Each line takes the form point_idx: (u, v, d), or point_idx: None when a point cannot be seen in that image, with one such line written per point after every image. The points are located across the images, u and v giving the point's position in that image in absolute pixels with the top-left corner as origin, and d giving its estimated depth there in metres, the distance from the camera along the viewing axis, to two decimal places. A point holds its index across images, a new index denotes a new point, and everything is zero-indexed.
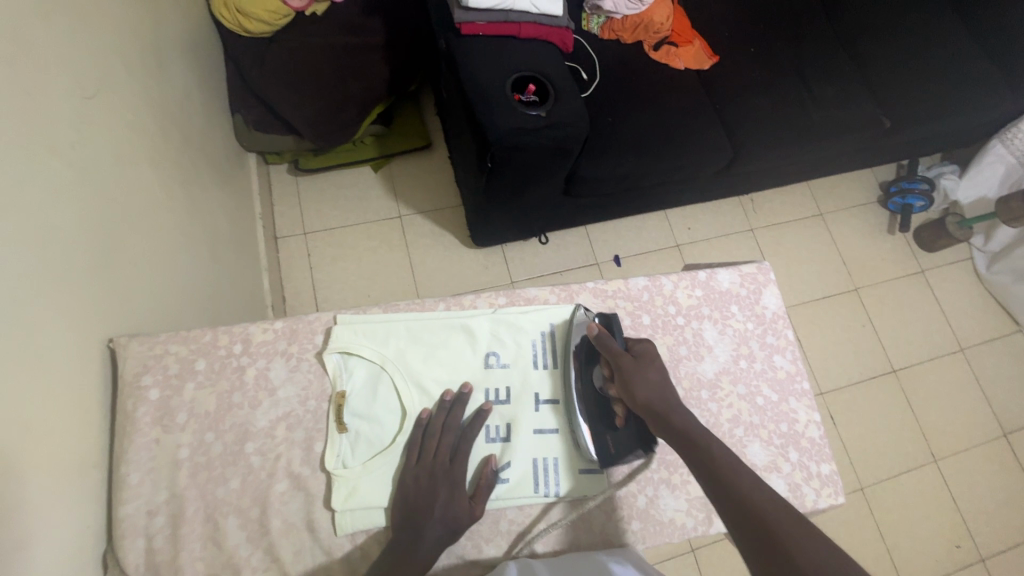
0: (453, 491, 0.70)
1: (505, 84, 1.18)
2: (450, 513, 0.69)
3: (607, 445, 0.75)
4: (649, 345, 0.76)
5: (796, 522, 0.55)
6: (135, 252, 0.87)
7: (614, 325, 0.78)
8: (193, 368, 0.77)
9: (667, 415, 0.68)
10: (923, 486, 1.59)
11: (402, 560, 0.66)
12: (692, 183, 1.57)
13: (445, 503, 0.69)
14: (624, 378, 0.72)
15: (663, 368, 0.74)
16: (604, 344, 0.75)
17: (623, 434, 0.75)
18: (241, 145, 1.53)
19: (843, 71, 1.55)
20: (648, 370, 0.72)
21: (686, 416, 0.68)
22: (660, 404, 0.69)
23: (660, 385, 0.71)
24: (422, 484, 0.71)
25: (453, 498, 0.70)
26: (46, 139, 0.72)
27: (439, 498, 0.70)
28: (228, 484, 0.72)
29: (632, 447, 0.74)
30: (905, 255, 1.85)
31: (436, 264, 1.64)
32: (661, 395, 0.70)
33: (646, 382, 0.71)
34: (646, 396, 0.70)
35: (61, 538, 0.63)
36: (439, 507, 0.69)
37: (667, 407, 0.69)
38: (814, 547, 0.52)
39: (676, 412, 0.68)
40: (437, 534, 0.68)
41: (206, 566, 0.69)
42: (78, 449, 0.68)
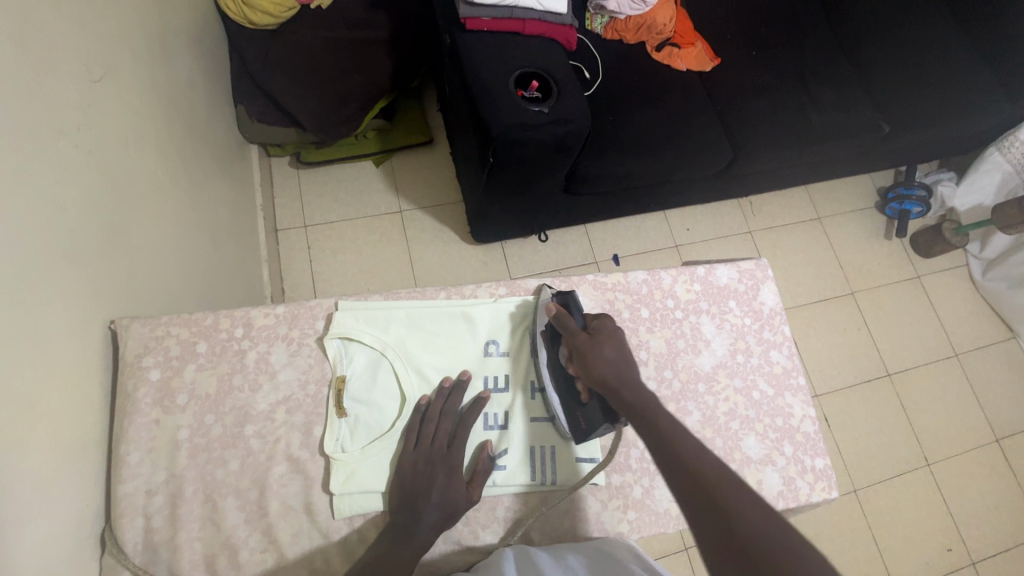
0: (450, 475, 0.71)
1: (508, 80, 1.19)
2: (447, 497, 0.69)
3: (579, 419, 0.73)
4: (608, 318, 0.75)
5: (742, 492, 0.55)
6: (138, 236, 0.88)
7: (572, 304, 0.77)
8: (194, 350, 0.77)
9: (623, 386, 0.67)
10: (915, 489, 1.60)
11: (399, 543, 0.66)
12: (691, 184, 1.58)
13: (442, 487, 0.70)
14: (580, 353, 0.71)
15: (620, 339, 0.72)
16: (561, 322, 0.75)
17: (589, 409, 0.72)
18: (243, 136, 1.53)
19: (843, 76, 1.56)
20: (604, 343, 0.71)
21: (641, 390, 0.67)
22: (614, 377, 0.68)
23: (617, 359, 0.69)
24: (420, 469, 0.71)
25: (449, 484, 0.70)
26: (54, 120, 0.72)
27: (437, 481, 0.70)
28: (228, 466, 0.73)
29: (599, 421, 0.71)
30: (901, 260, 1.87)
31: (436, 258, 1.65)
32: (617, 368, 0.68)
33: (601, 356, 0.70)
34: (601, 368, 0.68)
35: (58, 516, 0.63)
36: (435, 492, 0.69)
37: (621, 380, 0.68)
38: (756, 518, 0.52)
39: (632, 386, 0.67)
40: (434, 518, 0.68)
41: (204, 546, 0.69)
42: (78, 428, 0.68)
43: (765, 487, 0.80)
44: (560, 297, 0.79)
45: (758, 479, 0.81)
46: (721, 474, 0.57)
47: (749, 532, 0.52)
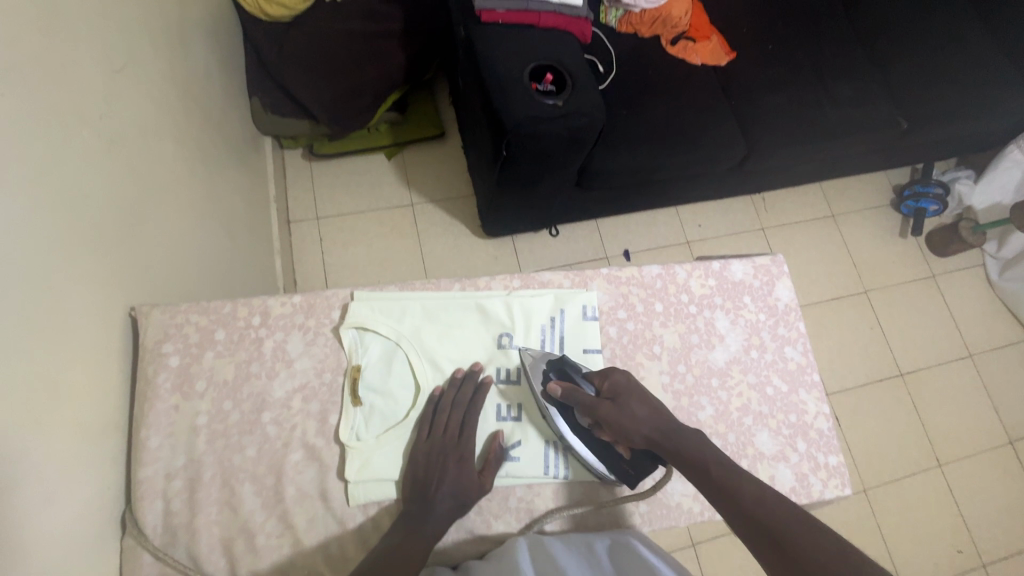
0: (461, 466, 0.71)
1: (523, 73, 1.18)
2: (459, 488, 0.70)
3: (623, 467, 0.76)
4: (616, 373, 0.76)
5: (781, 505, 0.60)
6: (157, 225, 0.89)
7: (569, 370, 0.77)
8: (212, 337, 0.78)
9: (669, 437, 0.69)
10: (926, 490, 1.59)
11: (412, 531, 0.67)
12: (704, 179, 1.57)
13: (454, 479, 0.70)
14: (615, 422, 0.72)
15: (642, 395, 0.74)
16: (575, 399, 0.74)
17: (636, 455, 0.75)
18: (258, 127, 1.54)
19: (861, 71, 1.54)
20: (633, 405, 0.72)
21: (689, 436, 0.69)
22: (658, 433, 0.70)
23: (650, 417, 0.71)
24: (433, 461, 0.72)
25: (462, 476, 0.71)
26: (79, 109, 0.73)
27: (449, 473, 0.71)
28: (245, 452, 0.74)
29: (649, 461, 0.75)
30: (916, 259, 1.85)
31: (447, 252, 1.65)
32: (654, 424, 0.71)
33: (637, 418, 0.71)
34: (646, 431, 0.70)
35: (81, 497, 0.64)
36: (448, 484, 0.70)
37: (665, 434, 0.70)
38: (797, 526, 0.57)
39: (677, 432, 0.70)
40: (447, 509, 0.69)
41: (222, 530, 0.71)
42: (100, 412, 0.69)
43: (777, 482, 0.80)
44: (551, 369, 0.78)
45: (770, 475, 0.80)
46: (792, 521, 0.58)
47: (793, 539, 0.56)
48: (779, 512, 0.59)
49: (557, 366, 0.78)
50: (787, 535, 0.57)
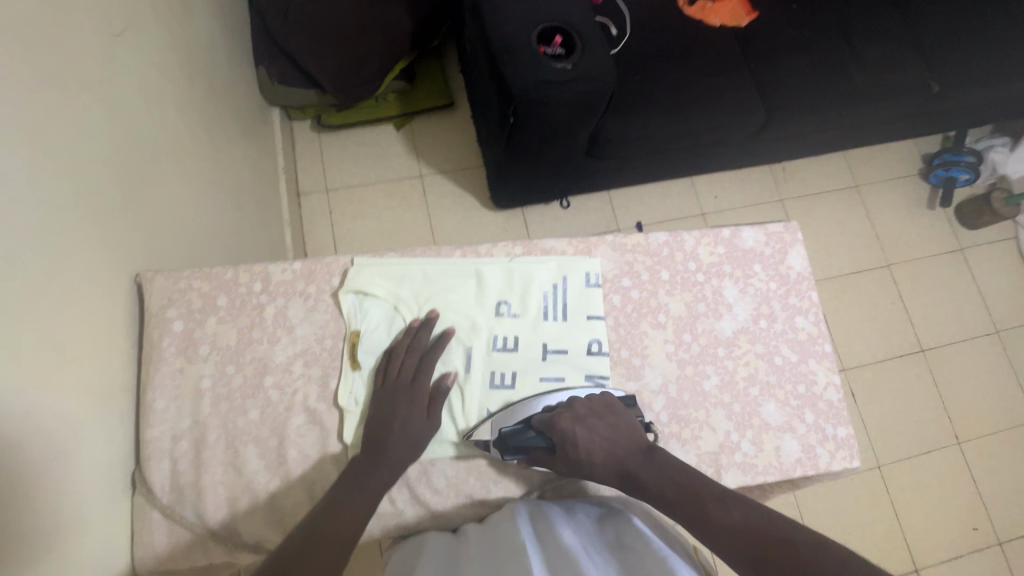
0: (413, 411, 0.72)
1: (531, 35, 1.14)
2: (411, 434, 0.71)
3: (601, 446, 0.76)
4: (560, 417, 0.71)
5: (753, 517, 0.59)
6: (162, 193, 0.89)
7: (518, 441, 0.72)
8: (215, 303, 0.79)
9: (638, 479, 0.66)
10: (943, 467, 1.55)
11: (362, 476, 0.68)
12: (721, 148, 1.52)
13: (405, 424, 0.71)
14: (576, 475, 0.71)
15: (594, 439, 0.69)
16: (536, 461, 0.72)
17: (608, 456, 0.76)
18: (265, 98, 1.53)
19: (892, 30, 1.45)
20: (584, 454, 0.69)
21: (648, 472, 0.66)
22: (620, 477, 0.68)
23: (608, 459, 0.68)
24: (386, 407, 0.72)
25: (415, 422, 0.72)
26: (79, 72, 0.73)
27: (403, 418, 0.71)
28: (248, 416, 0.76)
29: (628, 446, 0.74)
30: (943, 232, 1.77)
31: (455, 224, 1.64)
32: (614, 461, 0.68)
33: (591, 467, 0.69)
34: (606, 474, 0.69)
35: (92, 456, 0.66)
36: (401, 428, 0.71)
37: (628, 479, 0.67)
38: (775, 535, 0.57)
39: (648, 469, 0.66)
40: (400, 454, 0.70)
41: (227, 490, 0.73)
42: (109, 375, 0.71)
43: (783, 454, 0.79)
44: (500, 449, 0.73)
45: (776, 446, 0.79)
46: (778, 537, 0.57)
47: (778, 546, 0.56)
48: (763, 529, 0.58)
49: (505, 437, 0.73)
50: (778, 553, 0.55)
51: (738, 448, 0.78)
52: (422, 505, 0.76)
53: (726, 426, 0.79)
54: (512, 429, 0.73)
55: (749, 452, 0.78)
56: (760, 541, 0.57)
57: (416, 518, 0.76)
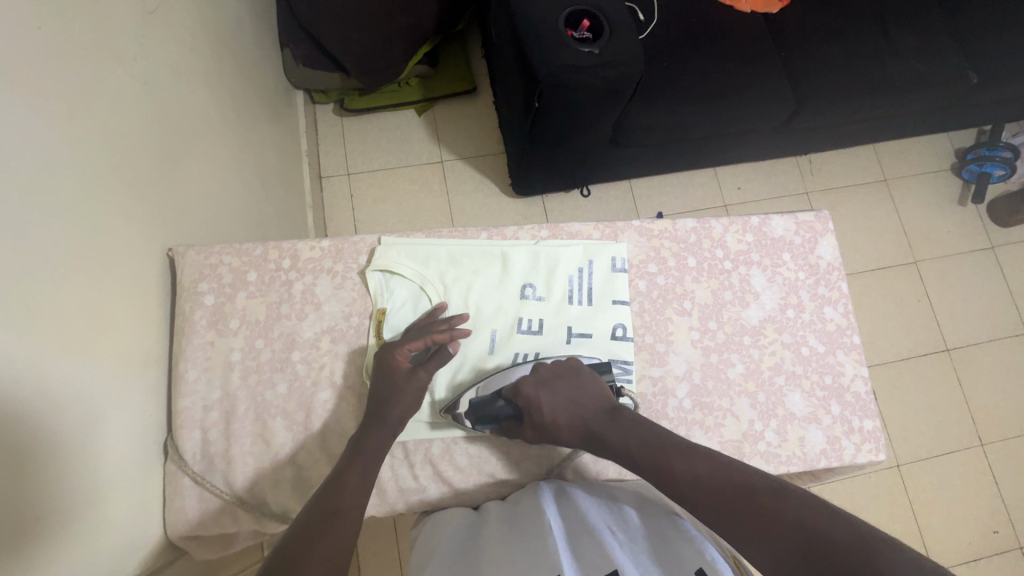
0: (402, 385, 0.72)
1: (558, 18, 1.12)
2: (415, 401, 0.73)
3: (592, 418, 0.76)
4: (524, 382, 0.74)
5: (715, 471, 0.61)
6: (192, 170, 0.91)
7: (488, 409, 0.75)
8: (245, 278, 0.81)
9: (604, 439, 0.69)
10: (965, 468, 1.53)
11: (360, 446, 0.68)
12: (747, 137, 1.49)
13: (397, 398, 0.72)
14: (545, 440, 0.73)
15: (558, 401, 0.72)
16: (506, 430, 0.74)
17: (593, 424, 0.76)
18: (290, 80, 1.54)
19: (930, 19, 1.40)
20: (548, 418, 0.71)
21: (614, 432, 0.69)
22: (586, 437, 0.71)
23: (572, 420, 0.71)
24: (382, 379, 0.73)
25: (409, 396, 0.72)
26: (114, 47, 0.74)
27: (399, 390, 0.72)
28: (277, 389, 0.78)
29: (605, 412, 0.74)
30: (974, 229, 1.72)
31: (475, 210, 1.64)
32: (581, 422, 0.71)
33: (556, 431, 0.71)
34: (573, 438, 0.71)
35: (126, 423, 0.68)
36: (396, 402, 0.71)
37: (595, 438, 0.70)
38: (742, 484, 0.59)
39: (614, 429, 0.69)
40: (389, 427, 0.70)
41: (256, 459, 0.75)
42: (143, 346, 0.73)
43: (807, 445, 0.78)
44: (471, 417, 0.75)
45: (800, 436, 0.78)
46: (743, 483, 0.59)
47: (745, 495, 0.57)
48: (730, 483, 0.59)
49: (476, 405, 0.75)
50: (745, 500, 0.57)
51: (761, 437, 0.78)
52: (445, 482, 0.77)
53: (750, 415, 0.79)
54: (482, 399, 0.75)
55: (773, 441, 0.78)
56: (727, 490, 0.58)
57: (439, 495, 0.77)
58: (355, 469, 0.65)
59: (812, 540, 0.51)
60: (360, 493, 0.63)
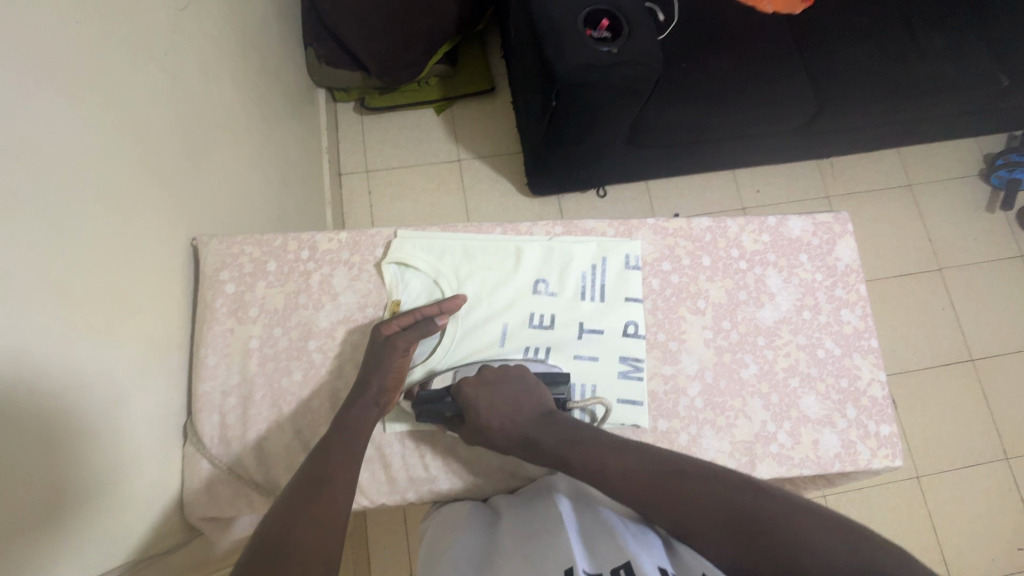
0: (384, 355, 0.73)
1: (577, 17, 1.12)
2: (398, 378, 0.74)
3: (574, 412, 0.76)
4: (465, 383, 0.72)
5: (647, 457, 0.62)
6: (217, 162, 0.93)
7: (433, 403, 0.72)
8: (265, 268, 0.83)
9: (538, 444, 0.68)
10: (989, 482, 1.48)
11: (351, 423, 0.69)
12: (768, 140, 1.47)
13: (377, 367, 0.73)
14: (482, 443, 0.72)
15: (496, 403, 0.70)
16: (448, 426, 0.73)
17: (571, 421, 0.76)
18: (313, 78, 1.57)
19: (959, 20, 1.37)
20: (484, 419, 0.70)
21: (550, 438, 0.67)
22: (522, 443, 0.69)
23: (508, 422, 0.69)
24: (372, 350, 0.75)
25: (396, 372, 0.74)
26: (146, 42, 0.76)
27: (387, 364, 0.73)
28: (293, 376, 0.80)
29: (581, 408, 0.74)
30: (1003, 236, 1.67)
31: (491, 209, 1.65)
32: (518, 426, 0.69)
33: (492, 433, 0.70)
34: (508, 443, 0.70)
35: (149, 404, 0.71)
36: (380, 375, 0.73)
37: (530, 445, 0.68)
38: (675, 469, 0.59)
39: (547, 434, 0.68)
40: (367, 399, 0.72)
41: (271, 445, 0.77)
42: (166, 330, 0.75)
43: (821, 448, 0.77)
44: (417, 409, 0.73)
45: (814, 439, 0.77)
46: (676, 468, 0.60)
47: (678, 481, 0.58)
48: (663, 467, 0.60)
49: (421, 399, 0.73)
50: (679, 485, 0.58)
51: (773, 439, 0.77)
52: (454, 474, 0.78)
53: (763, 416, 0.78)
54: (429, 393, 0.74)
55: (785, 443, 0.77)
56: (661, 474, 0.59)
57: (447, 486, 0.78)
58: (340, 436, 0.68)
59: (735, 521, 0.53)
60: (352, 465, 0.65)
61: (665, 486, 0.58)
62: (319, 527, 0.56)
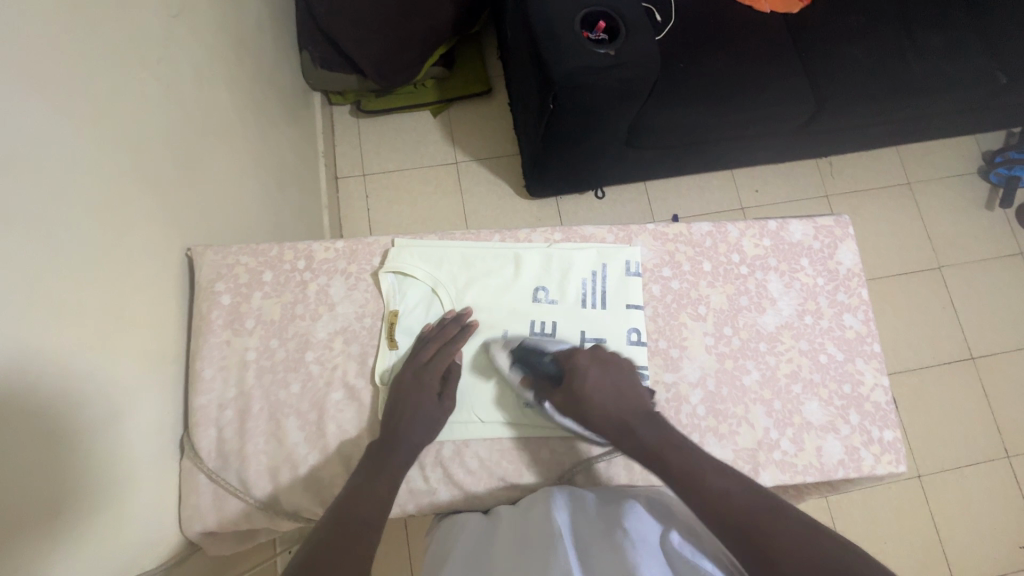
0: (424, 393, 0.73)
1: (574, 19, 1.12)
2: (429, 414, 0.73)
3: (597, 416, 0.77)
4: (579, 352, 0.75)
5: (748, 494, 0.59)
6: (212, 171, 0.92)
7: (529, 355, 0.76)
8: (261, 279, 0.82)
9: (635, 434, 0.68)
10: (990, 481, 1.48)
11: (386, 462, 0.69)
12: (767, 140, 1.47)
13: (417, 405, 0.73)
14: (572, 416, 0.73)
15: (608, 381, 0.72)
16: (541, 388, 0.75)
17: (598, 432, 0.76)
18: (308, 82, 1.56)
19: (957, 18, 1.37)
20: (588, 390, 0.71)
21: (653, 433, 0.67)
22: (619, 428, 0.69)
23: (612, 400, 0.71)
24: (399, 394, 0.74)
25: (427, 410, 0.73)
26: (139, 51, 0.75)
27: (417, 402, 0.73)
28: (290, 388, 0.79)
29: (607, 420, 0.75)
30: (1002, 234, 1.67)
31: (489, 212, 1.64)
32: (620, 409, 0.70)
33: (590, 412, 0.71)
34: (603, 425, 0.70)
35: (145, 419, 0.70)
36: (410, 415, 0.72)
37: (628, 432, 0.68)
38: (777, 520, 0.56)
39: (649, 431, 0.68)
40: (411, 436, 0.71)
41: (269, 459, 0.76)
42: (162, 343, 0.75)
43: (824, 454, 0.76)
44: (514, 354, 0.77)
45: (817, 446, 0.76)
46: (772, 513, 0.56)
47: (772, 531, 0.55)
48: (759, 509, 0.57)
49: (524, 348, 0.77)
50: (769, 535, 0.54)
51: (776, 446, 0.76)
52: (455, 485, 0.77)
53: (765, 423, 0.77)
54: (530, 346, 0.77)
55: (788, 450, 0.76)
56: (756, 517, 0.56)
57: (449, 497, 0.77)
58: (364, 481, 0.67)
59: None
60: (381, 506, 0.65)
61: (757, 532, 0.55)
62: (334, 572, 0.57)
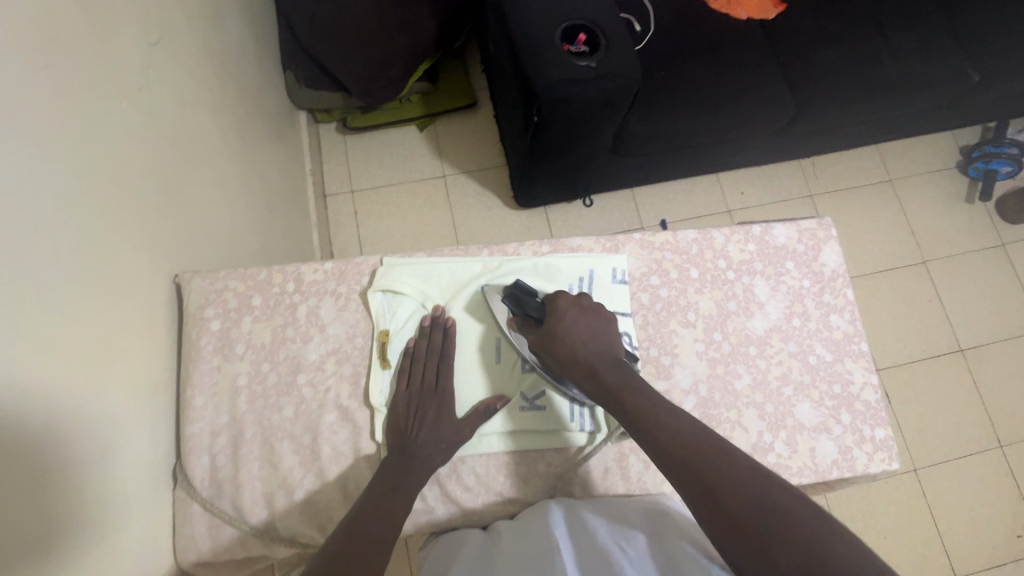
0: (437, 413, 0.74)
1: (555, 33, 1.13)
2: (437, 435, 0.73)
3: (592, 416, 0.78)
4: (563, 296, 0.77)
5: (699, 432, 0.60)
6: (198, 196, 0.92)
7: (523, 295, 0.79)
8: (251, 303, 0.82)
9: (600, 376, 0.69)
10: (985, 470, 1.50)
11: (389, 480, 0.69)
12: (749, 143, 1.49)
13: (431, 423, 0.73)
14: (546, 354, 0.75)
15: (581, 324, 0.74)
16: (523, 325, 0.78)
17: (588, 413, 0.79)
18: (293, 102, 1.57)
19: (928, 18, 1.40)
20: (561, 327, 0.74)
21: (620, 373, 0.69)
22: (584, 368, 0.71)
23: (582, 340, 0.73)
24: (405, 416, 0.74)
25: (435, 434, 0.73)
26: (121, 81, 0.75)
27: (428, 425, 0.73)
28: (283, 412, 0.78)
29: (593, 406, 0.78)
30: (983, 226, 1.70)
31: (479, 223, 1.64)
32: (590, 349, 0.72)
33: (559, 350, 0.73)
34: (571, 362, 0.72)
35: (137, 451, 0.69)
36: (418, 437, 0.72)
37: (591, 372, 0.70)
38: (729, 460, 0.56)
39: (614, 373, 0.69)
40: (427, 453, 0.71)
41: (264, 484, 0.76)
42: (152, 373, 0.74)
43: (818, 455, 0.77)
44: (511, 288, 0.80)
45: (811, 448, 0.77)
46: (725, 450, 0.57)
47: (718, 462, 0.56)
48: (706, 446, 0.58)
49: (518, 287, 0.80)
50: (707, 466, 0.56)
51: (771, 449, 0.77)
52: (452, 502, 0.77)
53: (759, 427, 0.78)
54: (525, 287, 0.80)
55: (783, 453, 0.77)
56: (708, 450, 0.58)
57: (446, 515, 0.76)
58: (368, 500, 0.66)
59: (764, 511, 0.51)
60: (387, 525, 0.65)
61: (703, 459, 0.57)
62: None
